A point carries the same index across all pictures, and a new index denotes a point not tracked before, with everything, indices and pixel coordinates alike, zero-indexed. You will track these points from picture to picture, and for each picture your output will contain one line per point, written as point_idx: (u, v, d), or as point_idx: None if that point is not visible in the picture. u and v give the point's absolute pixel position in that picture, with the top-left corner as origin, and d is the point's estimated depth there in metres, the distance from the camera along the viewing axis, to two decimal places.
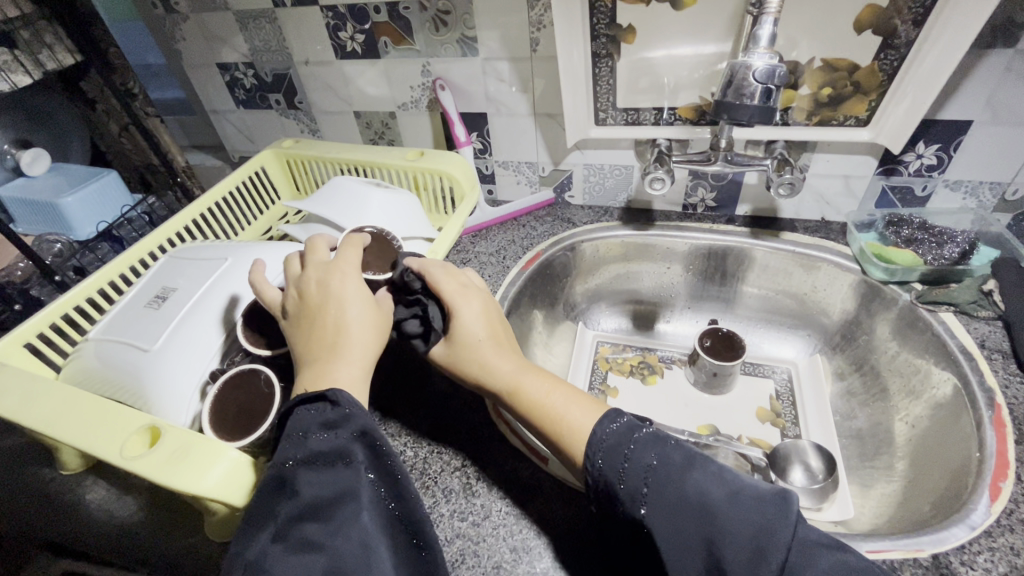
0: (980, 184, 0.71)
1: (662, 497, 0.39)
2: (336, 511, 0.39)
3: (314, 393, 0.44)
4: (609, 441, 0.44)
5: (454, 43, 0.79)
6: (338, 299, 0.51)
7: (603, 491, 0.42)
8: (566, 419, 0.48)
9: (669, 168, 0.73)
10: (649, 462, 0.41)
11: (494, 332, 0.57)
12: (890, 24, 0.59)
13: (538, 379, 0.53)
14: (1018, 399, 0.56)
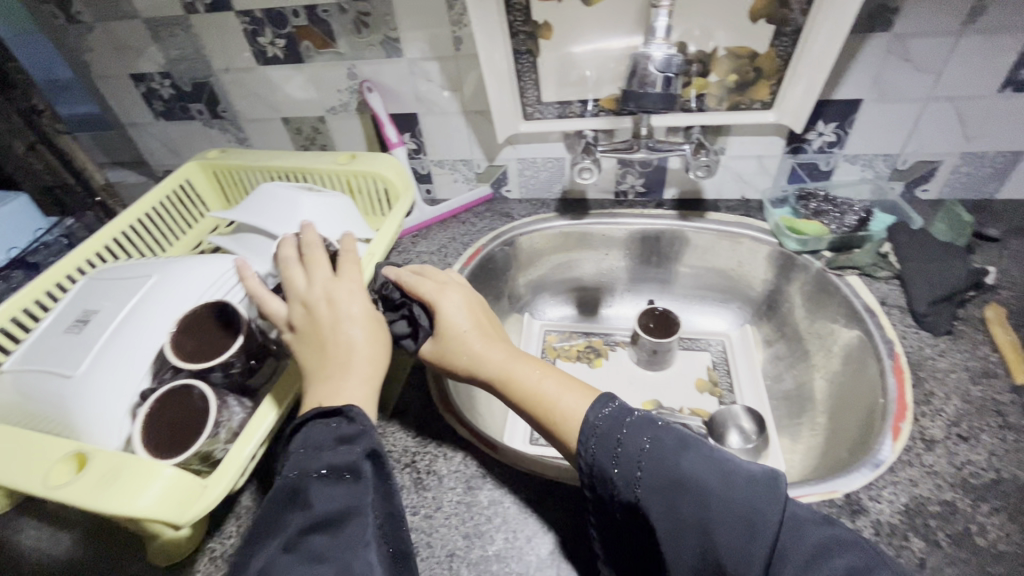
0: (875, 156, 0.78)
1: (657, 479, 0.39)
2: (344, 524, 0.40)
3: (332, 407, 0.46)
4: (603, 427, 0.44)
5: (378, 45, 0.79)
6: (343, 311, 0.54)
7: (597, 474, 0.43)
8: (559, 408, 0.48)
9: (596, 157, 0.77)
10: (644, 444, 0.41)
11: (478, 323, 0.57)
12: (781, 12, 0.63)
13: (529, 368, 0.53)
14: (915, 348, 0.62)
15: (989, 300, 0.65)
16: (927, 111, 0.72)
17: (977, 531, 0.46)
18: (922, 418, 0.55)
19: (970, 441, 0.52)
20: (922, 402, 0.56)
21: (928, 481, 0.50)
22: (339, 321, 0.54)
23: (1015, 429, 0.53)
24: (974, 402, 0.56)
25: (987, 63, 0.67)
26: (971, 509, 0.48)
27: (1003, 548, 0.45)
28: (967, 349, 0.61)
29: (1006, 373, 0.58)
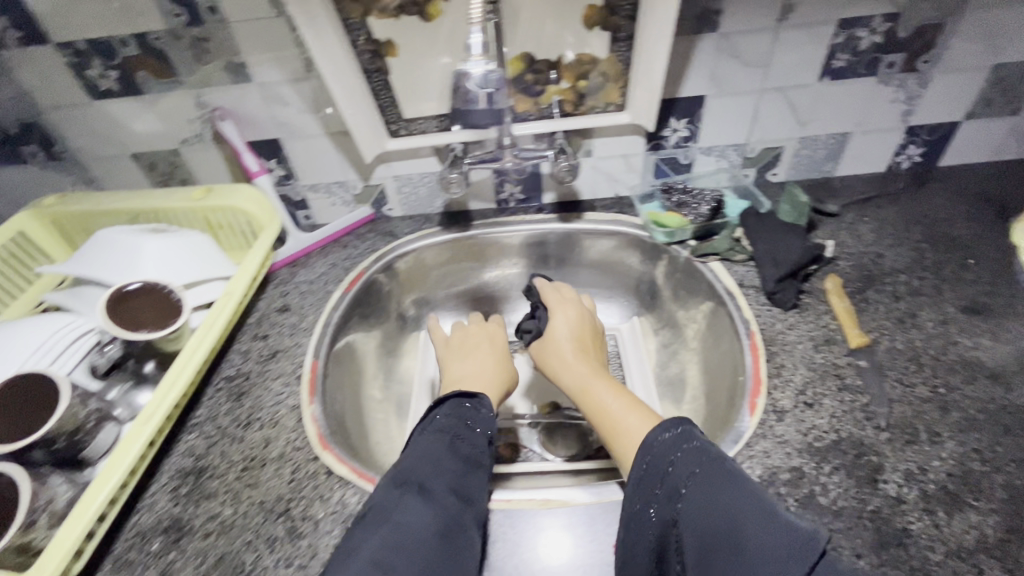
0: (727, 146, 0.83)
1: (699, 496, 0.44)
2: (466, 491, 0.51)
3: (467, 394, 0.60)
4: (660, 448, 0.50)
5: (223, 71, 0.74)
6: (495, 334, 0.77)
7: (642, 488, 0.49)
8: (611, 412, 0.61)
9: (463, 171, 0.77)
10: (693, 465, 0.47)
11: (575, 338, 0.73)
12: (611, 20, 0.67)
13: (599, 383, 0.65)
14: (767, 324, 0.66)
15: (829, 271, 0.71)
16: (764, 101, 0.78)
17: (821, 492, 0.50)
18: (774, 391, 0.59)
19: (814, 406, 0.57)
20: (774, 374, 0.60)
21: (779, 451, 0.54)
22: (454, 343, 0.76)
23: (851, 390, 0.58)
24: (817, 368, 0.60)
25: (805, 56, 0.73)
26: (815, 471, 0.52)
27: (841, 503, 0.49)
28: (811, 319, 0.66)
29: (844, 338, 0.63)
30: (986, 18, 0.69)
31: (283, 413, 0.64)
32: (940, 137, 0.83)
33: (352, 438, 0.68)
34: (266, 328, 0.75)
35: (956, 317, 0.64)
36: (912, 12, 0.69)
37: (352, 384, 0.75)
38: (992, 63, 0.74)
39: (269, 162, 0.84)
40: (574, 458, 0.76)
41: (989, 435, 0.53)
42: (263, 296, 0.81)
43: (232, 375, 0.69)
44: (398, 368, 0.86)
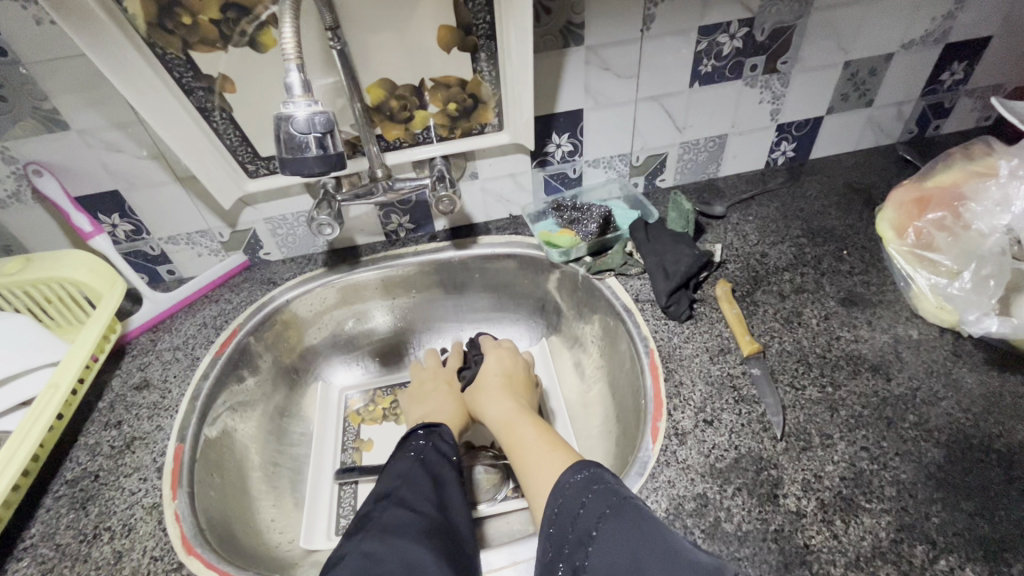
0: (613, 157, 0.82)
1: (608, 540, 0.41)
2: (441, 500, 0.53)
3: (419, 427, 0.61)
4: (570, 490, 0.46)
5: (30, 119, 0.63)
6: (445, 373, 0.75)
7: (553, 534, 0.44)
8: (528, 451, 0.56)
9: (333, 208, 0.69)
10: (604, 506, 0.43)
11: (504, 376, 0.69)
12: (469, 40, 0.63)
13: (524, 420, 0.61)
14: (665, 339, 0.65)
15: (719, 276, 0.71)
16: (640, 110, 0.77)
17: (725, 518, 0.49)
18: (675, 411, 0.57)
19: (714, 423, 0.56)
20: (673, 394, 0.59)
21: (683, 478, 0.52)
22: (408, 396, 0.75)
23: (747, 400, 0.57)
24: (714, 382, 0.60)
25: (673, 64, 0.73)
26: (719, 495, 0.50)
27: (746, 526, 0.48)
28: (705, 329, 0.65)
29: (737, 346, 0.63)
30: (831, 18, 0.72)
31: (139, 516, 0.55)
32: (808, 132, 0.86)
33: (233, 528, 0.59)
34: (120, 412, 0.65)
35: (836, 311, 0.65)
36: (765, 16, 0.71)
37: (233, 461, 0.67)
38: (842, 60, 0.77)
39: (110, 217, 0.73)
40: (495, 501, 0.69)
41: (875, 430, 0.54)
42: (116, 373, 0.70)
43: (76, 478, 0.59)
44: (292, 430, 0.77)
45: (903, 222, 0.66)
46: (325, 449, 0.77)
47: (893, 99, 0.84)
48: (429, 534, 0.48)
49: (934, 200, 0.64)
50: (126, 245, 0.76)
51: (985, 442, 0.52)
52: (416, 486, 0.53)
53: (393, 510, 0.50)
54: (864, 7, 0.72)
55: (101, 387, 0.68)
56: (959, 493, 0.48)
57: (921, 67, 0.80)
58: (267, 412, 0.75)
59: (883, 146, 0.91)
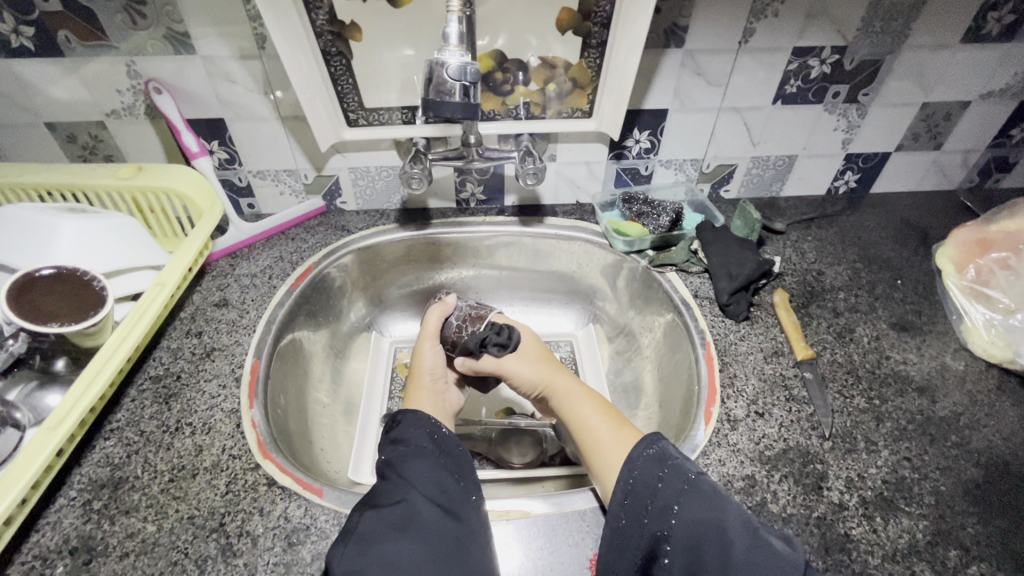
0: (685, 161, 0.86)
1: (691, 515, 0.43)
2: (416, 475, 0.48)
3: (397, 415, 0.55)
4: (644, 464, 0.47)
5: (161, 39, 0.66)
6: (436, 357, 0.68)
7: (629, 505, 0.45)
8: (595, 430, 0.56)
9: (426, 166, 0.73)
10: (681, 482, 0.44)
11: (540, 359, 0.67)
12: (584, 26, 0.67)
13: (586, 402, 0.60)
14: (721, 335, 0.68)
15: (776, 285, 0.75)
16: (721, 119, 0.80)
17: (771, 499, 0.52)
18: (728, 400, 0.61)
19: (764, 415, 0.59)
20: (727, 384, 0.62)
21: (733, 459, 0.55)
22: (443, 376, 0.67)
23: (797, 400, 0.60)
24: (767, 379, 0.63)
25: (762, 80, 0.76)
26: (766, 479, 0.54)
27: (790, 510, 0.51)
28: (760, 331, 0.69)
29: (791, 350, 0.66)
30: (920, 59, 0.75)
31: (219, 417, 0.58)
32: (873, 166, 0.89)
33: (296, 445, 0.63)
34: (200, 324, 0.69)
35: (887, 333, 0.69)
36: (858, 47, 0.74)
37: (296, 385, 0.70)
38: (920, 101, 0.80)
39: (209, 143, 0.77)
40: (533, 465, 0.74)
41: (918, 444, 0.57)
42: (197, 289, 0.74)
43: (159, 375, 0.62)
44: (346, 371, 0.81)
45: (963, 259, 0.71)
46: (374, 396, 0.80)
47: (961, 146, 0.87)
48: (423, 541, 0.43)
49: (998, 243, 0.69)
50: (217, 172, 0.80)
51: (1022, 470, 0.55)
52: (390, 484, 0.47)
53: (366, 515, 0.45)
54: (952, 52, 0.75)
55: (183, 299, 0.72)
56: (994, 510, 0.51)
57: (993, 120, 0.83)
58: (326, 349, 0.79)
59: (942, 191, 0.94)
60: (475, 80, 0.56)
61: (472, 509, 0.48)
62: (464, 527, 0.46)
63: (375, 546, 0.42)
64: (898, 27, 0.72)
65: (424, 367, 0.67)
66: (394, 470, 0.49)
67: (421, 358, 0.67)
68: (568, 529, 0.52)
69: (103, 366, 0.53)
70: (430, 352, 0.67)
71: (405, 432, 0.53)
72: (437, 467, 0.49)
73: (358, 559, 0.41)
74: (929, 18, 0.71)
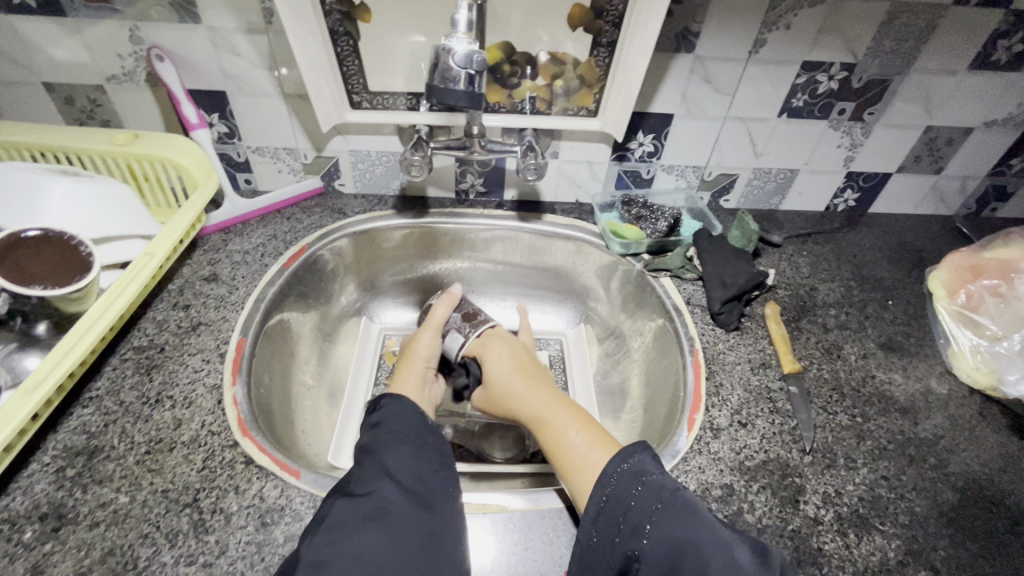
0: (687, 167, 0.86)
1: (663, 533, 0.42)
2: (393, 463, 0.48)
3: (380, 400, 0.55)
4: (618, 481, 0.47)
5: (166, 5, 0.65)
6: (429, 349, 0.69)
7: (601, 521, 0.46)
8: (569, 444, 0.54)
9: (427, 153, 0.72)
10: (655, 501, 0.44)
11: (519, 368, 0.66)
12: (596, 23, 0.67)
13: (562, 413, 0.58)
14: (710, 343, 0.68)
15: (769, 298, 0.75)
16: (725, 129, 0.80)
17: (747, 509, 0.52)
18: (712, 408, 0.61)
19: (747, 426, 0.59)
20: (712, 393, 0.62)
21: (713, 467, 0.55)
22: (433, 366, 0.69)
23: (781, 413, 0.61)
24: (752, 391, 0.63)
25: (769, 93, 0.76)
26: (744, 489, 0.54)
27: (766, 521, 0.51)
28: (750, 342, 0.69)
29: (778, 363, 0.66)
30: (927, 83, 0.75)
31: (201, 392, 0.58)
32: (873, 185, 0.89)
33: (277, 426, 0.63)
34: (188, 297, 0.68)
35: (874, 352, 0.69)
36: (866, 66, 0.74)
37: (281, 365, 0.70)
38: (924, 124, 0.80)
39: (209, 116, 0.76)
40: (513, 461, 0.74)
41: (896, 463, 0.57)
42: (188, 262, 0.73)
43: (143, 346, 0.62)
44: (332, 354, 0.81)
45: (955, 284, 0.72)
46: (359, 382, 0.80)
47: (961, 172, 0.87)
48: (395, 533, 0.43)
49: (990, 270, 0.69)
50: (215, 145, 0.79)
51: (997, 496, 0.55)
52: (365, 473, 0.47)
53: (338, 503, 0.44)
54: (959, 78, 0.75)
55: (172, 271, 0.71)
56: (966, 534, 0.52)
57: (995, 148, 0.84)
58: (314, 331, 0.78)
59: (939, 215, 0.94)
60: (480, 69, 0.55)
61: (449, 501, 0.48)
62: (438, 519, 0.46)
63: (347, 535, 0.42)
64: (909, 48, 0.72)
65: (419, 352, 0.68)
66: (373, 456, 0.48)
67: (417, 345, 0.69)
68: (545, 527, 0.52)
69: (86, 332, 0.52)
70: (426, 340, 0.70)
71: (390, 417, 0.52)
72: (417, 456, 0.49)
73: (327, 548, 0.41)
74: (939, 42, 0.71)
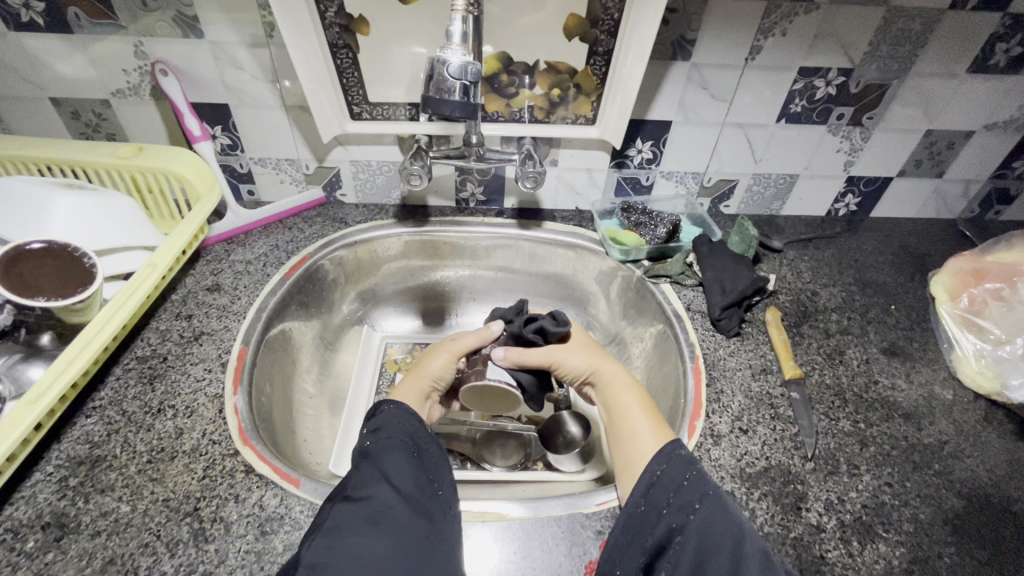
0: (686, 174, 0.86)
1: (712, 516, 0.42)
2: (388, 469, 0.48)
3: (380, 410, 0.55)
4: (676, 459, 0.47)
5: (170, 22, 0.66)
6: (431, 371, 0.66)
7: (653, 494, 0.46)
8: (634, 421, 0.57)
9: (426, 163, 0.72)
10: (706, 487, 0.44)
11: (592, 348, 0.68)
12: (592, 32, 0.67)
13: (629, 394, 0.60)
14: (710, 349, 0.68)
15: (769, 303, 0.75)
16: (724, 134, 0.81)
17: (748, 517, 0.52)
18: (713, 415, 0.61)
19: (748, 433, 0.59)
20: (713, 400, 0.62)
21: (713, 474, 0.55)
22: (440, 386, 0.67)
23: (783, 419, 0.60)
24: (753, 397, 0.63)
25: (766, 99, 0.76)
26: (745, 496, 0.53)
27: (767, 528, 0.51)
28: (750, 348, 0.68)
29: (779, 369, 0.66)
30: (925, 87, 0.75)
31: (202, 401, 0.58)
32: (874, 190, 0.89)
33: (278, 437, 0.63)
34: (191, 307, 0.69)
35: (877, 357, 0.68)
36: (864, 70, 0.74)
37: (282, 374, 0.70)
38: (924, 128, 0.80)
39: (212, 128, 0.77)
40: (515, 468, 0.74)
41: (900, 470, 0.56)
42: (191, 273, 0.74)
43: (145, 355, 0.62)
44: (333, 363, 0.81)
45: (957, 288, 0.71)
46: (361, 391, 0.80)
47: (963, 175, 0.87)
48: (393, 539, 0.43)
49: (992, 273, 0.69)
50: (219, 157, 0.80)
51: (1004, 502, 0.54)
52: (368, 478, 0.47)
53: (332, 509, 0.44)
54: (958, 81, 0.75)
55: (175, 282, 0.72)
56: (972, 542, 0.51)
57: (996, 152, 0.83)
58: (315, 340, 0.79)
59: (942, 219, 0.94)
60: (474, 80, 0.56)
61: (443, 508, 0.48)
62: (434, 527, 0.45)
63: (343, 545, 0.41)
64: (906, 52, 0.72)
65: (428, 371, 0.66)
66: (376, 461, 0.49)
67: (428, 362, 0.67)
68: (546, 534, 0.52)
69: (86, 341, 0.52)
70: (440, 360, 0.66)
71: (392, 425, 0.53)
72: (417, 468, 0.49)
73: (328, 552, 0.40)
74: (938, 46, 0.71)
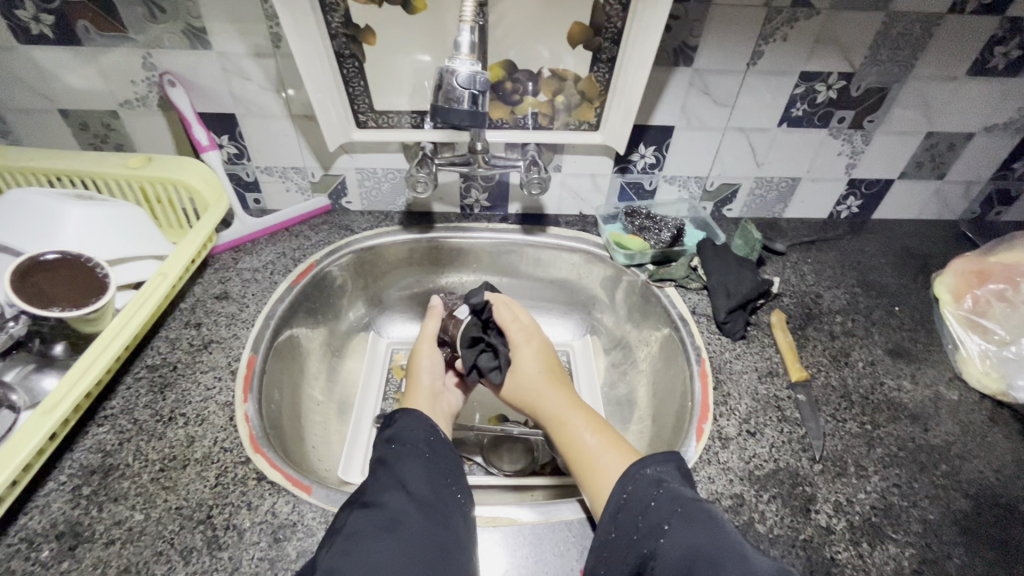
0: (689, 178, 0.86)
1: (681, 533, 0.42)
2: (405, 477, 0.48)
3: (395, 416, 0.56)
4: (639, 483, 0.48)
5: (178, 34, 0.67)
6: (424, 369, 0.68)
7: (621, 519, 0.47)
8: (588, 450, 0.56)
9: (432, 170, 0.73)
10: (676, 505, 0.45)
11: (547, 370, 0.67)
12: (595, 40, 0.68)
13: (580, 421, 0.60)
14: (716, 352, 0.69)
15: (774, 306, 0.75)
16: (726, 139, 0.81)
17: (758, 519, 0.52)
18: (720, 418, 0.61)
19: (756, 435, 0.59)
20: (720, 402, 0.63)
21: (723, 477, 0.55)
22: (439, 382, 0.69)
23: (790, 421, 0.61)
24: (760, 399, 0.63)
25: (767, 104, 0.77)
26: (754, 498, 0.54)
27: (777, 531, 0.51)
28: (756, 351, 0.69)
29: (786, 371, 0.66)
30: (925, 90, 0.76)
31: (212, 409, 0.59)
32: (876, 192, 0.90)
33: (288, 444, 0.63)
34: (199, 315, 0.69)
35: (882, 359, 0.69)
36: (864, 74, 0.74)
37: (291, 381, 0.71)
38: (925, 130, 0.81)
39: (219, 137, 0.78)
40: (522, 473, 0.74)
41: (908, 471, 0.57)
42: (199, 281, 0.74)
43: (156, 363, 0.63)
44: (340, 370, 0.81)
45: (961, 289, 0.72)
46: (368, 397, 0.81)
47: (964, 177, 0.87)
48: (409, 544, 0.43)
49: (995, 274, 0.70)
50: (225, 166, 0.81)
51: (1012, 503, 0.54)
52: (381, 485, 0.47)
53: (347, 517, 0.44)
54: (958, 84, 0.75)
55: (184, 290, 0.73)
56: (982, 543, 0.51)
57: (997, 153, 0.84)
58: (323, 347, 0.79)
59: (943, 220, 0.94)
60: (483, 89, 0.57)
61: (462, 516, 0.48)
62: (451, 532, 0.46)
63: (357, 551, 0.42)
64: (906, 56, 0.73)
65: (419, 365, 0.69)
66: (389, 469, 0.49)
67: (418, 360, 0.70)
68: (557, 539, 0.52)
69: (99, 350, 0.53)
70: (426, 356, 0.70)
71: (403, 432, 0.53)
72: (437, 478, 0.50)
73: (343, 560, 0.40)
74: (937, 50, 0.72)
